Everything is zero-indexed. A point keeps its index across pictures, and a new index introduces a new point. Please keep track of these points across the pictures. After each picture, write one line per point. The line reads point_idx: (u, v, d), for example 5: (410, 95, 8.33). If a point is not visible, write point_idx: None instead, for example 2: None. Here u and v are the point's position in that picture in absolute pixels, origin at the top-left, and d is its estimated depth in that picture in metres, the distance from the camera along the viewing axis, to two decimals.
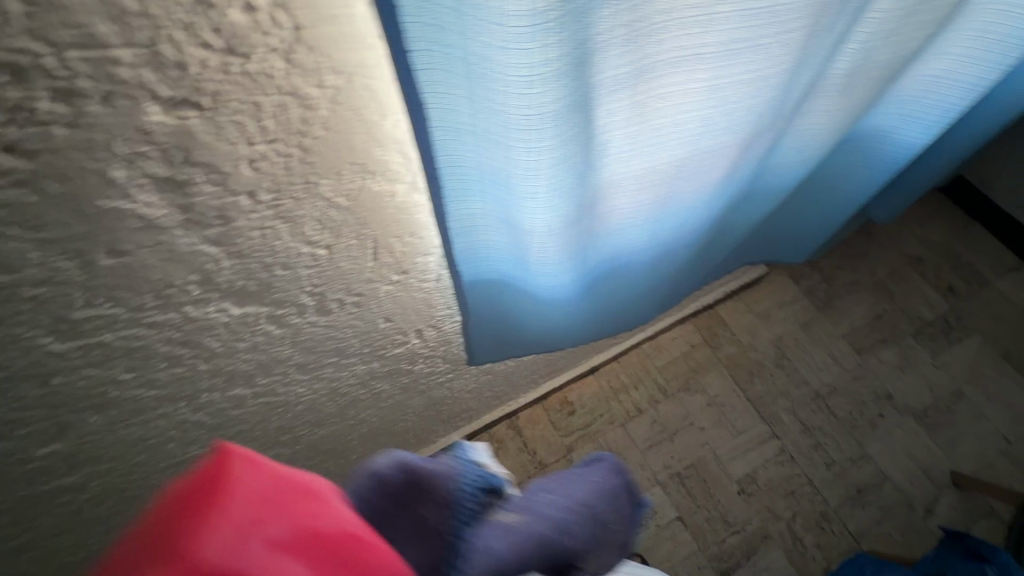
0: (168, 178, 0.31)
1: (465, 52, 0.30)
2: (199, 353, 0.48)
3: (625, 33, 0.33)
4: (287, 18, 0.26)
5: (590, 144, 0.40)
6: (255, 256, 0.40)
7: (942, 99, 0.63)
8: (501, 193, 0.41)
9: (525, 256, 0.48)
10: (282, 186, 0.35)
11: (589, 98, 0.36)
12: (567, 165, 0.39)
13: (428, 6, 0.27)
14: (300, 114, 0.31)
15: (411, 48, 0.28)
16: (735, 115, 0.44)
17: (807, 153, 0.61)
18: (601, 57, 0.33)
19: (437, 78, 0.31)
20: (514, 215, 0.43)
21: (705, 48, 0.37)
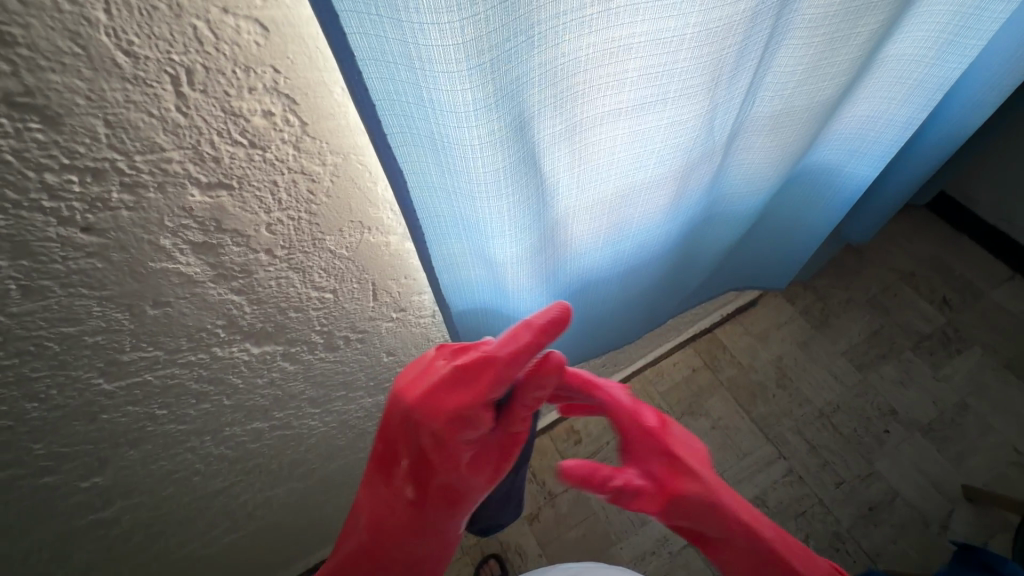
0: (204, 243, 0.38)
1: (430, 132, 0.38)
2: (223, 389, 0.55)
3: (553, 100, 0.40)
4: (296, 118, 0.34)
5: (542, 187, 0.47)
6: (272, 302, 0.47)
7: (879, 135, 0.71)
8: (473, 236, 0.48)
9: (503, 284, 0.55)
10: (294, 243, 0.43)
11: (535, 153, 0.43)
12: (526, 207, 0.46)
13: (395, 100, 0.34)
14: (307, 187, 0.39)
15: (386, 132, 0.36)
16: (666, 152, 0.52)
17: (753, 182, 0.68)
18: (537, 120, 0.41)
19: (410, 150, 0.38)
20: (487, 253, 0.51)
21: (627, 104, 0.44)
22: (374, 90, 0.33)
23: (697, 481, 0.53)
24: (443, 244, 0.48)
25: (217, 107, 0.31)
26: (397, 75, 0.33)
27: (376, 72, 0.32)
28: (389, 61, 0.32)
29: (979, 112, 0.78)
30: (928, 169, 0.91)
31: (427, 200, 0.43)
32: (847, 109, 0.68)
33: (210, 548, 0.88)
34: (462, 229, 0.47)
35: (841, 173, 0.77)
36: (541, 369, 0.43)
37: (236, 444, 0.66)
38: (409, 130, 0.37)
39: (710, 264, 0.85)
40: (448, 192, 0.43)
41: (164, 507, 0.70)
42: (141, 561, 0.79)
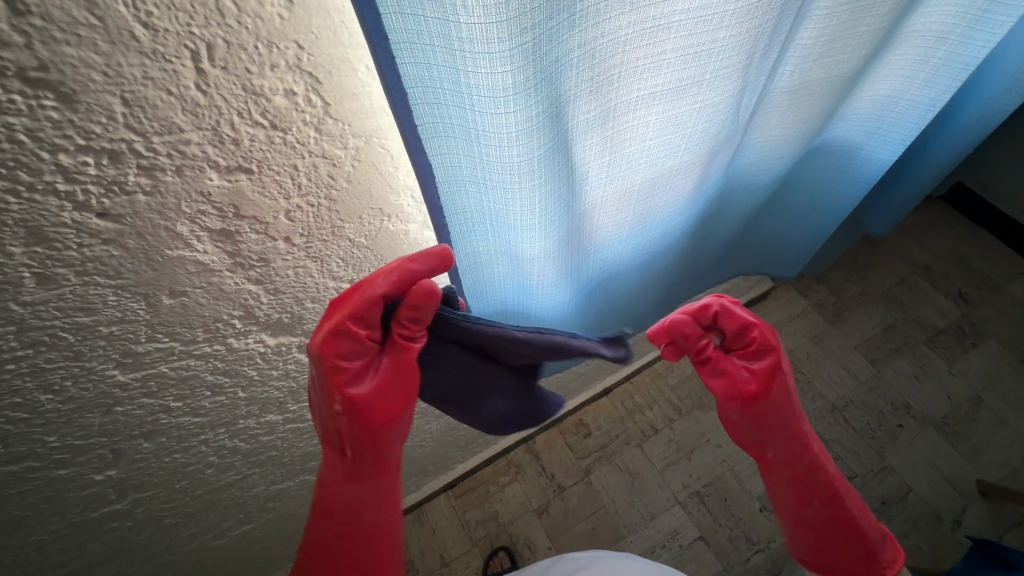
0: (222, 230, 0.37)
1: (463, 120, 0.36)
2: (238, 382, 0.54)
3: (589, 85, 0.38)
4: (319, 98, 0.32)
5: (571, 176, 0.45)
6: (289, 292, 0.46)
7: (900, 117, 0.68)
8: (501, 228, 0.46)
9: (526, 279, 0.53)
10: (313, 231, 0.42)
11: (568, 141, 0.41)
12: (554, 197, 0.44)
13: (430, 88, 0.33)
14: (328, 171, 0.38)
15: (419, 123, 0.34)
16: (695, 137, 0.50)
17: (769, 164, 0.67)
18: (571, 105, 0.39)
19: (442, 142, 0.37)
20: (512, 247, 0.49)
21: (659, 89, 0.43)
22: (408, 77, 0.31)
23: (787, 395, 0.56)
24: (468, 242, 0.46)
25: (237, 85, 0.29)
26: (433, 59, 0.31)
27: (412, 56, 0.30)
28: (425, 44, 0.30)
29: (1010, 98, 0.76)
30: (956, 156, 0.88)
31: (455, 195, 0.41)
32: (864, 88, 0.67)
33: (221, 540, 0.88)
34: (488, 224, 0.46)
35: (859, 155, 0.74)
36: (411, 297, 0.42)
37: (248, 437, 0.66)
38: (440, 120, 0.35)
39: (720, 249, 0.83)
40: (477, 183, 0.41)
41: (177, 500, 0.70)
42: (153, 553, 0.78)
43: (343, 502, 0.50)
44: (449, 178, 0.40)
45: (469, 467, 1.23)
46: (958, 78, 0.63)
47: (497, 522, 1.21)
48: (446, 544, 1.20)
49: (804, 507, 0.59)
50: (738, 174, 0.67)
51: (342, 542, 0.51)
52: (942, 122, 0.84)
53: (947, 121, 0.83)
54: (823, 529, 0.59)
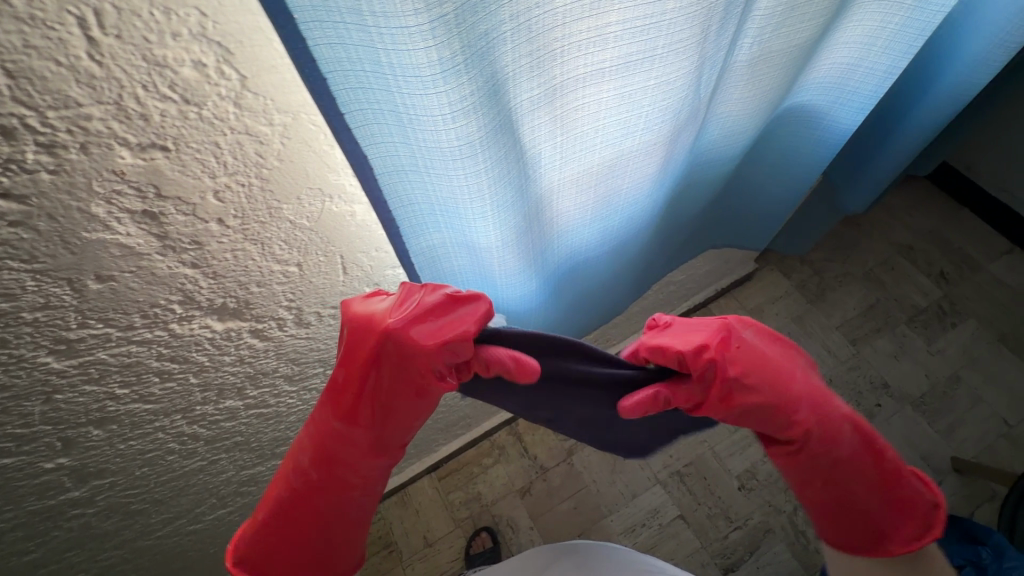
0: (144, 211, 0.35)
1: (393, 104, 0.31)
2: (188, 368, 0.53)
3: (529, 60, 0.33)
4: (233, 71, 0.31)
5: (523, 161, 0.40)
6: (230, 276, 0.45)
7: (859, 85, 0.68)
8: (454, 222, 0.42)
9: (490, 273, 0.50)
10: (247, 212, 0.40)
11: (514, 123, 0.36)
12: (508, 183, 0.39)
13: (351, 70, 0.28)
14: (255, 150, 0.36)
15: (344, 112, 0.29)
16: (657, 116, 0.45)
17: (731, 137, 0.65)
18: (513, 84, 0.34)
19: (372, 129, 0.31)
20: (468, 240, 0.44)
21: (613, 63, 0.37)
22: (323, 59, 0.26)
23: (750, 398, 0.49)
24: (421, 235, 0.42)
25: (136, 56, 0.28)
26: (348, 40, 0.26)
27: (324, 37, 0.25)
28: (338, 20, 0.25)
29: (985, 71, 0.74)
30: (928, 134, 0.87)
31: (397, 185, 0.36)
32: (821, 56, 0.66)
33: (196, 525, 0.88)
34: (440, 216, 0.41)
35: (822, 123, 0.74)
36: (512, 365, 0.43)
37: (209, 423, 0.65)
38: (368, 104, 0.30)
39: (689, 227, 0.83)
40: (421, 174, 0.36)
41: (141, 487, 0.70)
42: (125, 538, 0.79)
43: (360, 477, 0.50)
44: (386, 169, 0.35)
45: (450, 450, 1.24)
46: (914, 44, 0.62)
47: (479, 503, 1.22)
48: (429, 525, 1.21)
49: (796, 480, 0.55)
50: (702, 149, 0.65)
51: (347, 507, 0.52)
52: (917, 96, 0.83)
53: (922, 94, 0.82)
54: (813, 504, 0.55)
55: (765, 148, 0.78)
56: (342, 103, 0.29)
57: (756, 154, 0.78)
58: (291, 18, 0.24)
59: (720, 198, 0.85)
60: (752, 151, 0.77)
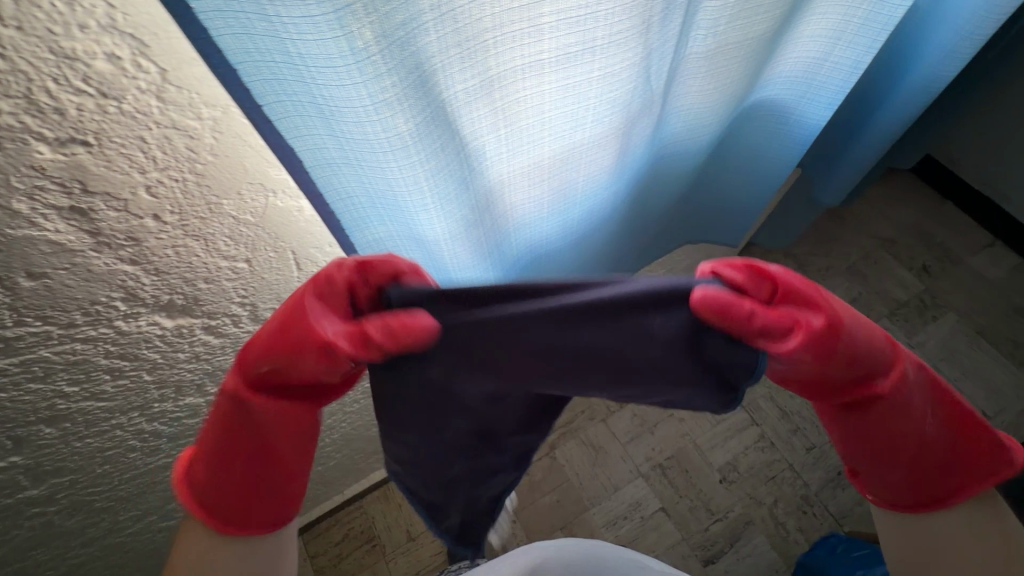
0: (72, 207, 0.35)
1: (313, 96, 0.30)
2: (141, 365, 0.53)
3: (458, 51, 0.32)
4: (150, 63, 0.30)
5: (464, 154, 0.39)
6: (174, 273, 0.44)
7: (827, 79, 0.67)
8: (397, 217, 0.41)
9: (443, 267, 0.49)
10: (185, 208, 0.40)
11: (449, 114, 0.36)
12: (448, 175, 0.39)
13: (263, 62, 0.27)
14: (185, 144, 0.35)
15: (261, 104, 0.29)
16: (606, 107, 0.44)
17: (696, 132, 0.65)
18: (442, 75, 0.33)
19: (296, 122, 0.31)
20: (415, 234, 0.44)
21: (551, 55, 0.37)
22: (231, 51, 0.26)
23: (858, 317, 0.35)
24: (365, 228, 0.41)
25: (41, 48, 0.27)
26: (254, 31, 0.26)
27: (227, 27, 0.25)
28: (240, 10, 0.25)
29: (952, 64, 0.74)
30: (897, 129, 0.86)
31: (332, 180, 0.36)
32: (785, 49, 0.65)
33: (169, 521, 0.88)
34: (382, 209, 0.40)
35: (792, 118, 0.73)
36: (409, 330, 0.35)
37: (170, 420, 0.64)
38: (286, 96, 0.29)
39: (661, 221, 0.82)
40: (355, 168, 0.36)
41: (105, 484, 0.69)
42: (93, 535, 0.78)
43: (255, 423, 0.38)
44: (318, 164, 0.34)
45: None
46: (878, 38, 0.62)
47: None
48: (411, 519, 1.21)
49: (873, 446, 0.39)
50: (665, 142, 0.64)
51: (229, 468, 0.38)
52: (887, 88, 0.83)
53: (895, 85, 0.81)
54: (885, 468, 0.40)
55: (735, 141, 0.77)
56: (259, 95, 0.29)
57: (725, 147, 0.78)
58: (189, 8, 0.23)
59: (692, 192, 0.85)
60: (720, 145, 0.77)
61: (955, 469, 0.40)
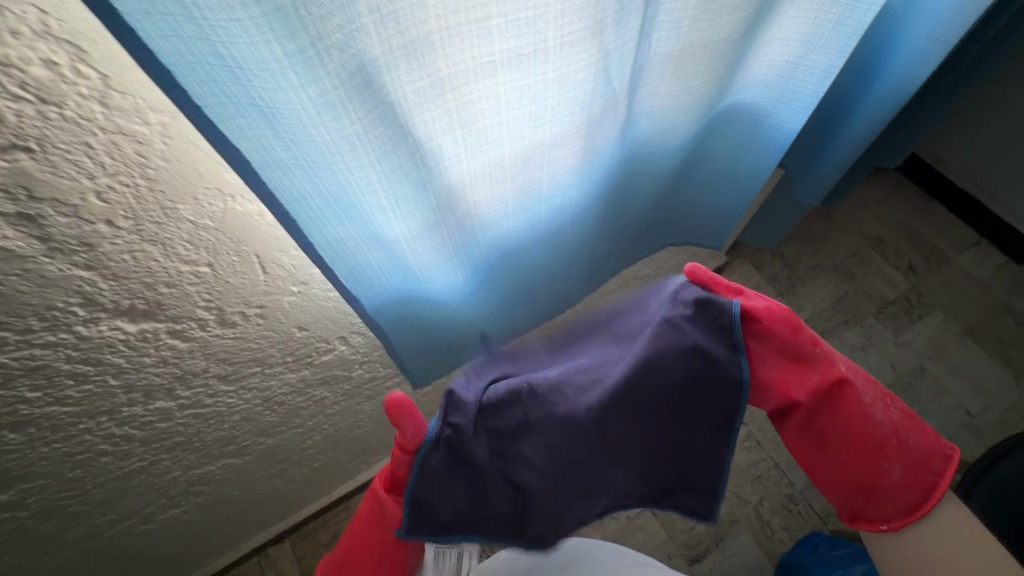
0: (19, 214, 0.34)
1: (255, 97, 0.30)
2: (105, 369, 0.52)
3: (403, 50, 0.32)
4: (91, 69, 0.30)
5: (419, 153, 0.39)
6: (133, 278, 0.44)
7: (801, 84, 0.68)
8: (355, 217, 0.41)
9: (407, 266, 0.49)
10: (139, 212, 0.39)
11: (401, 114, 0.35)
12: (402, 175, 0.39)
13: (199, 63, 0.27)
14: (134, 149, 0.35)
15: (200, 105, 0.29)
16: (565, 107, 0.44)
17: (668, 132, 0.65)
18: (389, 76, 0.33)
19: (240, 123, 0.31)
20: (376, 234, 0.44)
21: (504, 55, 0.37)
22: (165, 53, 0.26)
23: None
24: (325, 231, 0.41)
25: None
26: (183, 32, 0.25)
27: (158, 29, 0.25)
28: (169, 9, 0.24)
29: (925, 65, 0.75)
30: (873, 130, 0.86)
31: (284, 182, 0.35)
32: (758, 52, 0.65)
33: (149, 524, 0.88)
34: (340, 210, 0.40)
35: (768, 121, 0.73)
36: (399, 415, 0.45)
37: (141, 424, 0.64)
38: (227, 98, 0.29)
39: (641, 221, 0.82)
40: (306, 168, 0.35)
41: (80, 488, 0.69)
42: (69, 540, 0.78)
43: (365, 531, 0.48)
44: (269, 166, 0.34)
45: None
46: (849, 43, 0.63)
47: None
48: None
49: (856, 433, 0.47)
50: (637, 142, 0.64)
51: None
52: (864, 88, 0.83)
53: (871, 84, 0.81)
54: (874, 458, 0.47)
55: (714, 142, 0.77)
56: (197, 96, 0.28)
57: (701, 149, 0.78)
58: (115, 10, 0.23)
59: (672, 193, 0.84)
60: (698, 147, 0.77)
61: (929, 456, 0.48)
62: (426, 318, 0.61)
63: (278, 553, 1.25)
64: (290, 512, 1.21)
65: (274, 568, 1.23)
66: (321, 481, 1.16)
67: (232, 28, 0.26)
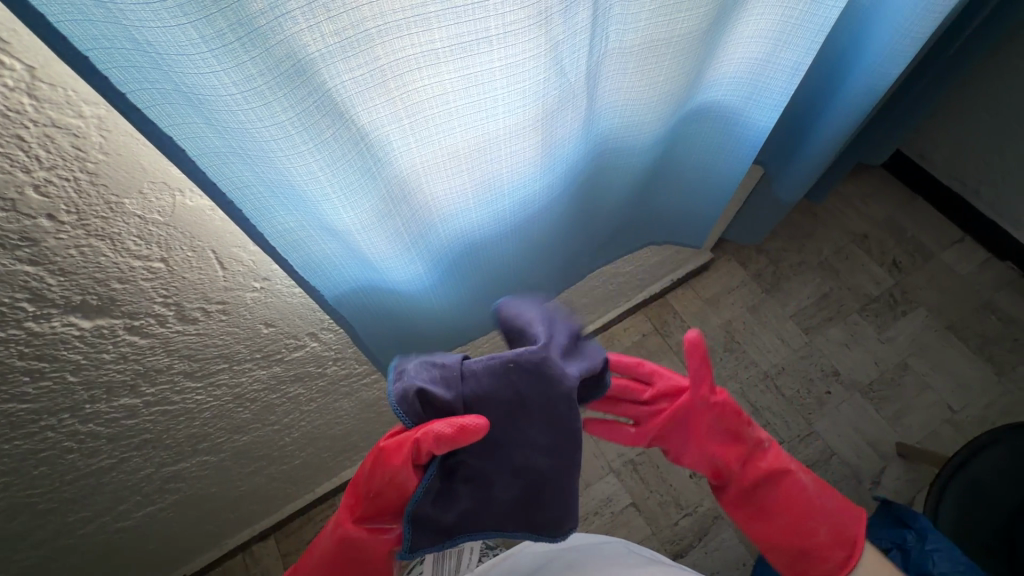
0: None
1: (182, 83, 0.30)
2: (62, 366, 0.52)
3: (335, 40, 0.32)
4: (15, 61, 0.31)
5: (364, 143, 0.39)
6: (82, 273, 0.44)
7: (769, 82, 0.67)
8: (302, 205, 0.41)
9: (364, 256, 0.49)
10: (82, 207, 0.39)
11: (340, 104, 0.36)
12: (346, 164, 0.39)
13: (117, 49, 0.27)
14: (71, 143, 0.36)
15: (123, 91, 0.29)
16: (517, 97, 0.44)
17: (636, 128, 0.65)
18: (323, 65, 0.33)
19: (169, 110, 0.31)
20: (326, 223, 0.44)
21: (445, 44, 0.36)
22: (78, 37, 0.26)
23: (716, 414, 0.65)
24: (272, 219, 0.41)
25: None
26: (93, 17, 0.26)
27: (67, 13, 0.25)
28: None
29: (897, 61, 0.74)
30: (848, 128, 0.86)
31: (224, 170, 0.36)
32: (725, 50, 0.65)
33: (125, 522, 0.88)
34: (285, 198, 0.40)
35: (739, 120, 0.73)
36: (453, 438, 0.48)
37: (106, 421, 0.64)
38: (152, 83, 0.30)
39: (617, 217, 0.82)
40: (243, 156, 0.36)
41: (49, 485, 0.69)
42: (42, 537, 0.77)
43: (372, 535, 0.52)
44: (204, 152, 0.34)
45: None
46: (816, 40, 0.62)
47: None
48: None
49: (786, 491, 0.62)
50: (605, 137, 0.64)
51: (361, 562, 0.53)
52: (838, 85, 0.83)
53: (845, 81, 0.81)
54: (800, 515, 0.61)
55: (687, 140, 0.77)
56: (120, 82, 0.29)
57: (676, 148, 0.78)
58: None
59: (648, 191, 0.84)
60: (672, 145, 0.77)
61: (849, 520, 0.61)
62: (392, 311, 0.61)
63: (263, 550, 1.24)
64: (274, 508, 1.21)
65: (259, 565, 1.23)
66: (304, 478, 1.15)
67: (143, 13, 0.26)
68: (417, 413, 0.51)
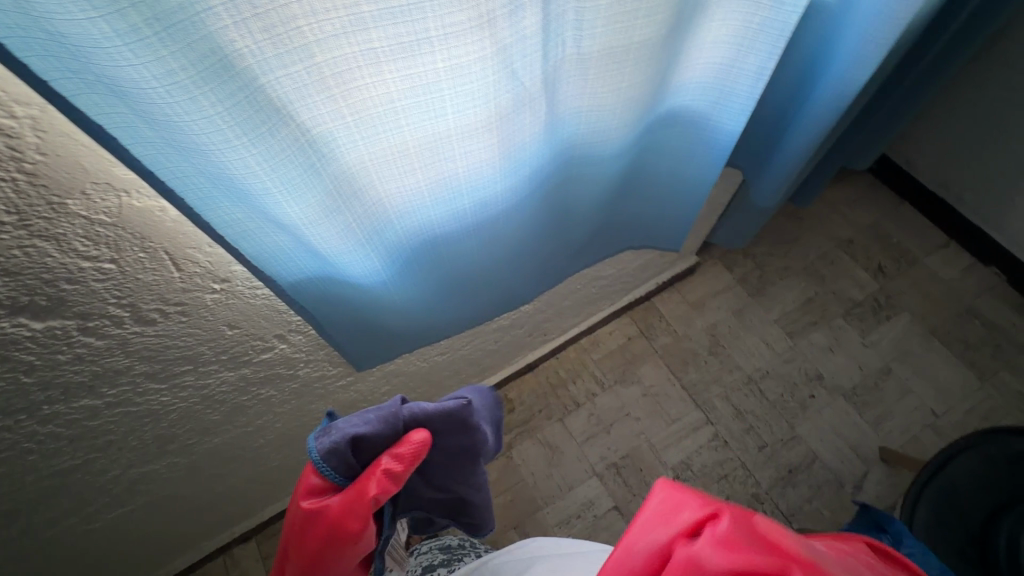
0: None
1: (108, 76, 0.30)
2: (15, 366, 0.51)
3: (266, 39, 0.32)
4: None
5: (305, 139, 0.39)
6: (28, 274, 0.43)
7: (735, 87, 0.68)
8: (249, 199, 0.42)
9: (317, 250, 0.49)
10: (23, 207, 0.39)
11: (274, 100, 0.36)
12: (286, 158, 0.39)
13: (36, 41, 0.28)
14: (6, 143, 0.36)
15: (45, 79, 0.29)
16: (465, 97, 0.44)
17: (603, 135, 0.65)
18: (254, 61, 0.33)
19: (95, 99, 0.31)
20: (274, 216, 0.44)
21: (383, 43, 0.36)
22: None
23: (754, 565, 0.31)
24: (218, 212, 0.41)
25: None
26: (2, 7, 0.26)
27: None
28: None
29: (863, 69, 0.75)
30: (818, 135, 0.86)
31: (162, 160, 0.36)
32: (691, 56, 0.65)
33: (95, 523, 0.87)
34: (228, 191, 0.40)
35: (708, 125, 0.73)
36: (405, 464, 0.43)
37: (67, 421, 0.63)
38: (75, 74, 0.30)
39: (591, 220, 0.82)
40: (179, 148, 0.36)
41: (11, 486, 0.68)
42: (7, 540, 0.77)
43: None
44: (138, 142, 0.34)
45: None
46: (777, 44, 0.62)
47: None
48: None
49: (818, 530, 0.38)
50: (573, 142, 0.64)
51: None
52: (808, 92, 0.83)
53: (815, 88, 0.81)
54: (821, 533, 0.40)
55: (658, 143, 0.76)
56: (41, 70, 0.29)
57: (649, 152, 0.77)
58: None
59: (623, 195, 0.84)
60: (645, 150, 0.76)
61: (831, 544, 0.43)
62: (355, 307, 0.61)
63: (243, 552, 1.24)
64: (254, 511, 1.20)
65: (238, 567, 1.22)
66: (283, 480, 1.15)
67: (52, 6, 0.26)
68: (347, 460, 0.43)
